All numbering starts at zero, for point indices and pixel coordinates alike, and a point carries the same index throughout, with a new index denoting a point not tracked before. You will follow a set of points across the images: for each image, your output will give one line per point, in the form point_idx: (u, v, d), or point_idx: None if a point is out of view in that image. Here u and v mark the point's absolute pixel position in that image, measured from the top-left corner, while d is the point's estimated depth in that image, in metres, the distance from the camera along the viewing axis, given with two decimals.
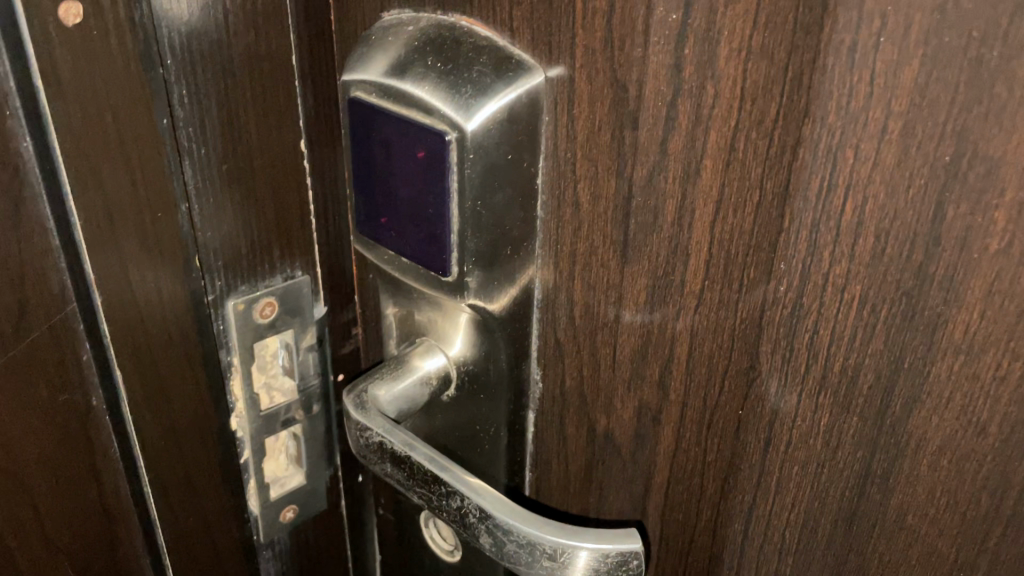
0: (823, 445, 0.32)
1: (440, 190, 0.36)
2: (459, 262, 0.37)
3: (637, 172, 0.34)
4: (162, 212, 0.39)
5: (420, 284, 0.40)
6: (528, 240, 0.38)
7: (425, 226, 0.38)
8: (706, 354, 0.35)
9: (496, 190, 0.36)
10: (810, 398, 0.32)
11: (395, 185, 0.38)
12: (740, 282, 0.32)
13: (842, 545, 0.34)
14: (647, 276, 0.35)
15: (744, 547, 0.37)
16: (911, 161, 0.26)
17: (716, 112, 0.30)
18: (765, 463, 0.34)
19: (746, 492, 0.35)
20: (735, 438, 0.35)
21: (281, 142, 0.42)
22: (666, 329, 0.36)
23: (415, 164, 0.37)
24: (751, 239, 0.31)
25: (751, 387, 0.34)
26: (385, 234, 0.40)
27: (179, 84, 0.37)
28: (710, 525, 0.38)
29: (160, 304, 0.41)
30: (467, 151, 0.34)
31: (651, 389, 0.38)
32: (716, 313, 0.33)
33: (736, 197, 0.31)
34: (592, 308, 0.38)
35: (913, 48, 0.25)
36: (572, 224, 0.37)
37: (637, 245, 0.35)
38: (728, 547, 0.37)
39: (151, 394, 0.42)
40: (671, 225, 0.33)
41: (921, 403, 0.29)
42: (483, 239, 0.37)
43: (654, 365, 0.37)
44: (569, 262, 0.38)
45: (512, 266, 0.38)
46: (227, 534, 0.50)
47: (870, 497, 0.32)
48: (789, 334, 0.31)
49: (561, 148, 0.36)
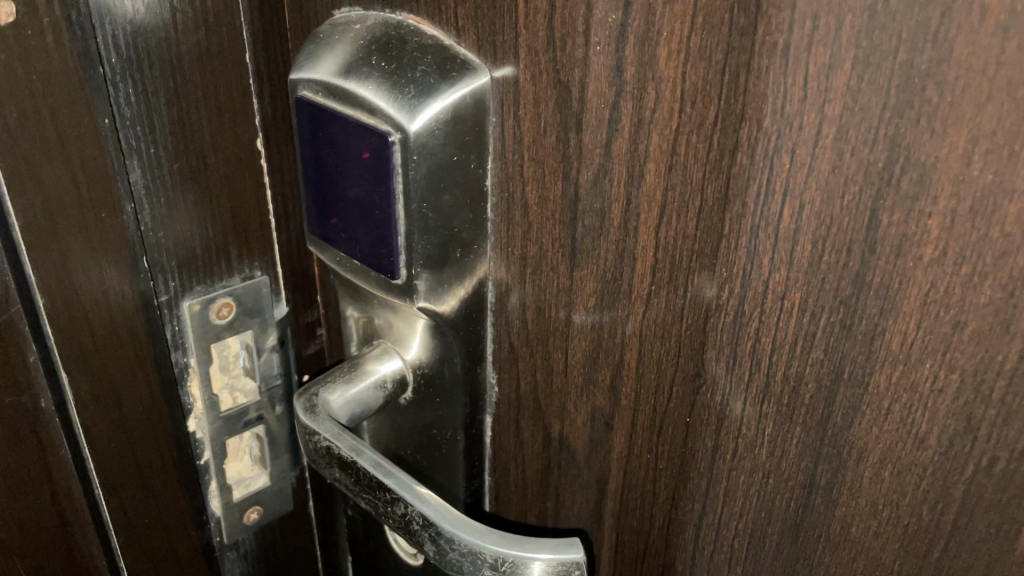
0: (768, 454, 0.32)
1: (387, 191, 0.35)
2: (407, 265, 0.37)
3: (583, 175, 0.33)
4: (107, 212, 0.39)
5: (372, 286, 0.40)
6: (480, 242, 0.38)
7: (374, 228, 0.37)
8: (655, 360, 0.34)
9: (442, 192, 0.35)
10: (755, 407, 0.31)
11: (344, 186, 0.38)
12: (685, 286, 0.31)
13: (789, 556, 0.33)
14: (596, 280, 0.34)
15: (694, 556, 0.36)
16: (847, 167, 0.26)
17: (658, 114, 0.30)
18: (713, 471, 0.34)
19: (695, 502, 0.35)
20: (683, 446, 0.34)
21: (235, 141, 0.42)
22: (616, 334, 0.35)
23: (362, 166, 0.36)
24: (694, 244, 0.30)
25: (699, 393, 0.33)
26: (336, 235, 0.40)
27: (124, 84, 0.37)
28: (662, 532, 0.37)
29: (107, 305, 0.41)
30: (410, 153, 0.34)
31: (603, 395, 0.37)
32: (663, 318, 0.33)
33: (678, 202, 0.30)
34: (543, 312, 0.37)
35: (845, 52, 0.24)
36: (522, 226, 0.36)
37: (585, 248, 0.34)
38: (679, 555, 0.37)
39: (99, 394, 0.43)
40: (617, 228, 0.33)
41: (862, 413, 0.28)
42: (430, 242, 0.36)
43: (605, 370, 0.36)
44: (521, 265, 0.37)
45: (463, 268, 0.38)
46: (187, 536, 0.50)
47: (815, 508, 0.31)
48: (733, 341, 0.31)
49: (509, 150, 0.35)
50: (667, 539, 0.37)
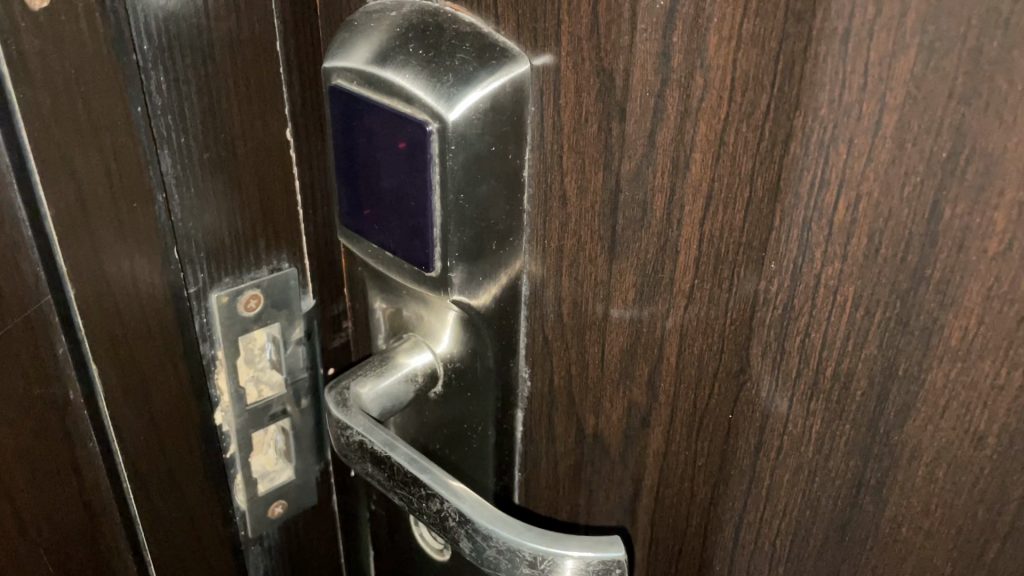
0: (815, 452, 0.31)
1: (422, 181, 0.35)
2: (442, 257, 0.36)
3: (625, 165, 0.32)
4: (139, 202, 0.39)
5: (404, 279, 0.39)
6: (515, 234, 0.37)
7: (408, 219, 0.37)
8: (696, 356, 0.33)
9: (479, 182, 0.35)
10: (802, 404, 0.30)
11: (377, 177, 0.37)
12: (731, 278, 0.30)
13: (833, 558, 0.32)
14: (635, 273, 0.34)
15: (733, 555, 0.35)
16: (907, 158, 0.25)
17: (706, 104, 0.29)
18: (756, 469, 0.33)
19: (737, 500, 0.34)
20: (725, 443, 0.34)
21: (265, 130, 0.41)
22: (655, 328, 0.34)
23: (397, 155, 0.36)
24: (741, 236, 0.30)
25: (742, 390, 0.32)
26: (368, 227, 0.39)
27: (156, 72, 0.37)
28: (699, 530, 0.36)
29: (137, 297, 0.40)
30: (448, 142, 0.33)
31: (640, 390, 0.36)
32: (705, 313, 0.32)
33: (726, 193, 0.29)
34: (580, 306, 0.36)
35: (909, 38, 0.24)
36: (559, 218, 0.35)
37: (625, 240, 0.33)
38: (718, 554, 0.36)
39: (128, 387, 0.42)
40: (660, 220, 0.32)
41: (916, 410, 0.28)
42: (466, 233, 0.35)
43: (643, 365, 0.35)
44: (557, 257, 0.36)
45: (498, 261, 0.37)
46: (213, 530, 0.49)
47: (863, 507, 0.30)
48: (780, 336, 0.30)
49: (547, 139, 0.34)
50: (704, 538, 0.36)
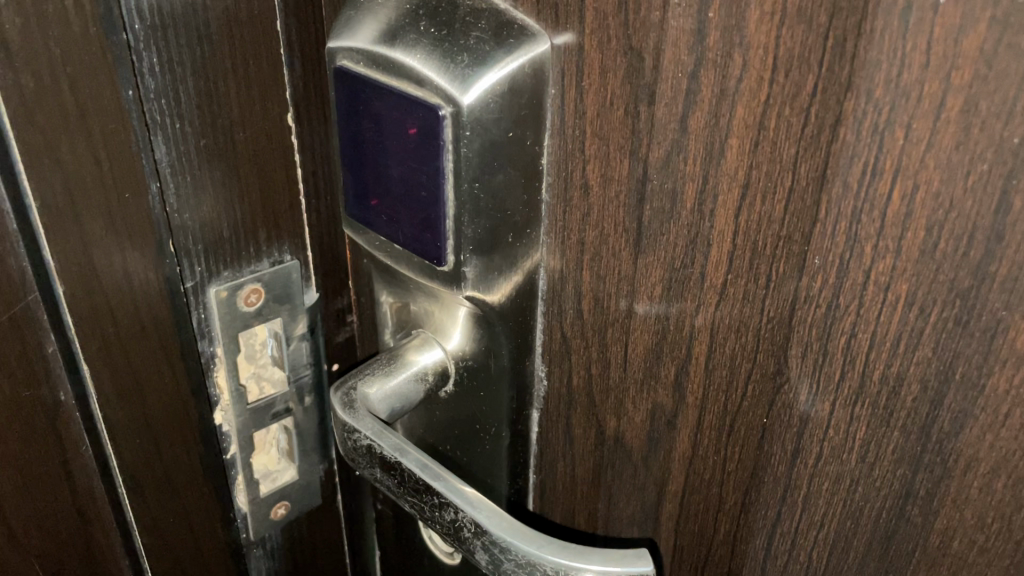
0: (858, 459, 0.29)
1: (435, 171, 0.32)
2: (456, 250, 0.34)
3: (653, 152, 0.30)
4: (132, 192, 0.36)
5: (414, 273, 0.37)
6: (533, 225, 0.35)
7: (419, 210, 0.34)
8: (727, 355, 0.31)
9: (495, 170, 0.32)
10: (845, 409, 0.28)
11: (385, 164, 0.35)
12: (769, 276, 0.28)
13: (875, 571, 0.30)
14: (662, 268, 0.31)
15: (765, 567, 0.33)
16: (973, 144, 0.23)
17: (745, 85, 0.26)
18: (792, 476, 0.31)
19: (768, 509, 0.32)
20: (758, 449, 0.31)
21: (265, 116, 0.39)
22: (683, 326, 0.32)
23: (407, 142, 0.33)
24: (781, 228, 0.27)
25: (778, 393, 0.30)
26: (376, 218, 0.37)
27: (148, 52, 0.34)
28: (727, 538, 0.34)
29: (131, 293, 0.38)
30: (462, 128, 0.31)
31: (665, 391, 0.34)
32: (739, 311, 0.30)
33: (766, 181, 0.27)
34: (602, 302, 0.34)
35: (980, 12, 0.21)
36: (581, 208, 0.33)
37: (651, 233, 0.31)
38: (747, 565, 0.34)
39: (122, 387, 0.40)
40: (690, 212, 0.30)
41: (974, 418, 0.25)
42: (481, 225, 0.33)
43: (670, 365, 0.33)
44: (578, 251, 0.34)
45: (514, 254, 0.35)
46: (212, 532, 0.47)
47: (911, 519, 0.28)
48: (822, 336, 0.28)
49: (568, 124, 0.32)
50: (733, 547, 0.34)
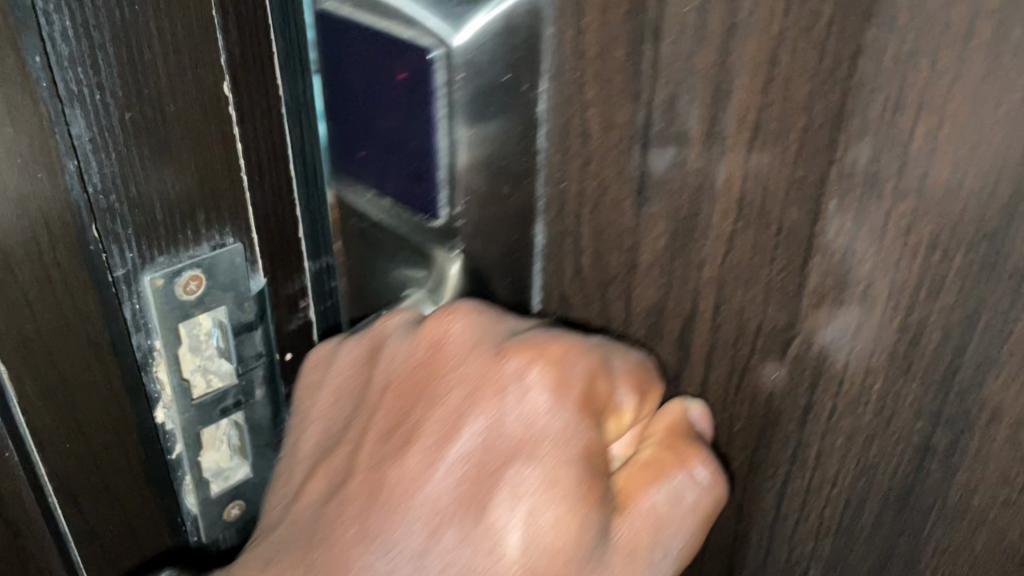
0: (875, 412, 0.27)
1: (428, 121, 0.32)
2: (450, 203, 0.33)
3: (659, 95, 0.27)
4: (44, 173, 0.34)
5: (408, 229, 0.36)
6: (530, 176, 0.33)
7: (412, 162, 0.34)
8: (735, 309, 0.29)
9: (488, 118, 0.31)
10: (861, 359, 0.27)
11: (376, 115, 0.34)
12: (781, 219, 0.26)
13: (891, 530, 0.28)
14: (667, 219, 0.29)
15: (776, 526, 0.32)
16: (1003, 73, 0.21)
17: (757, 18, 0.24)
18: (804, 432, 0.29)
19: (778, 467, 0.31)
20: (768, 405, 0.30)
21: (197, 84, 0.35)
22: (687, 281, 0.30)
23: (399, 90, 0.32)
24: (793, 171, 0.25)
25: (791, 347, 0.28)
26: (367, 171, 0.36)
27: (59, 16, 0.31)
28: (736, 499, 0.33)
29: (50, 284, 0.36)
30: (455, 72, 0.30)
31: (670, 350, 0.32)
32: (748, 260, 0.28)
33: (778, 121, 0.25)
34: (603, 259, 0.32)
35: None
36: (580, 157, 0.31)
37: (657, 181, 0.29)
38: (757, 525, 0.33)
39: (47, 385, 0.38)
40: (698, 155, 0.27)
41: (1000, 368, 0.24)
42: (474, 175, 0.32)
43: (674, 323, 0.31)
44: (578, 202, 0.32)
45: (508, 205, 0.33)
46: (157, 538, 0.44)
47: (929, 475, 0.27)
48: (839, 283, 0.26)
49: (567, 66, 0.30)
50: (742, 508, 0.33)
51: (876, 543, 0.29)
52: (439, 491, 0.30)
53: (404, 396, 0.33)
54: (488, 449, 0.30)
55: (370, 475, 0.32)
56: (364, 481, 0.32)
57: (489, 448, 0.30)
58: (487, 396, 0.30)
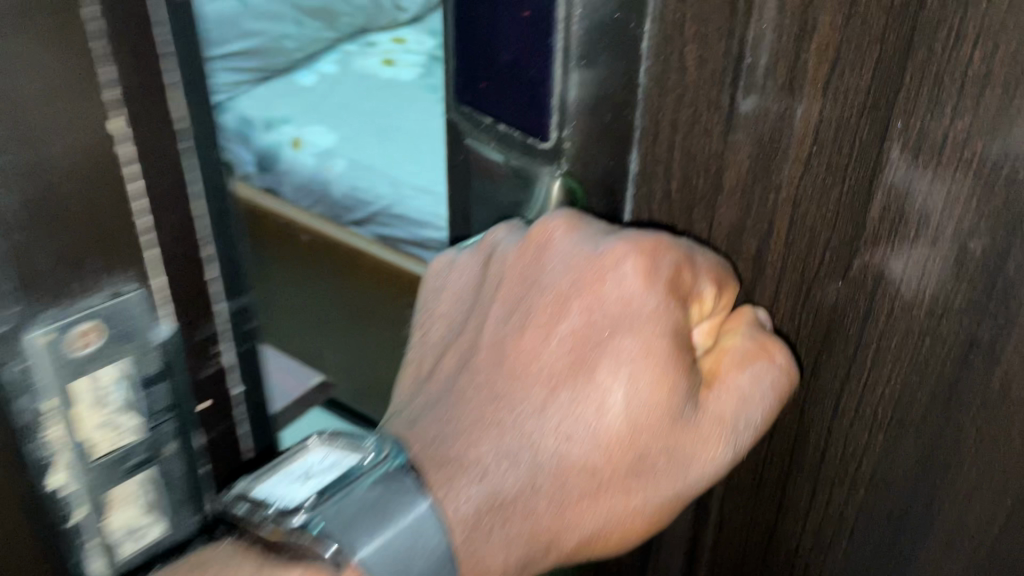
0: (927, 313, 0.31)
1: (541, 63, 0.31)
2: (560, 127, 0.32)
3: (752, 31, 0.30)
4: None
5: (514, 157, 0.34)
6: (630, 110, 0.32)
7: (525, 91, 0.32)
8: (809, 224, 0.32)
9: (600, 51, 0.30)
10: (921, 264, 0.30)
11: (492, 40, 0.32)
12: (856, 140, 0.30)
13: (937, 420, 0.32)
14: (751, 145, 0.32)
15: (832, 423, 0.36)
16: None
17: None
18: (863, 333, 0.33)
19: (838, 367, 0.35)
20: (833, 309, 0.34)
21: None
22: (768, 200, 0.33)
23: (520, 17, 0.31)
24: (867, 98, 0.29)
25: (859, 255, 0.32)
26: (475, 99, 0.34)
27: None
28: (798, 399, 0.37)
29: None
30: (574, 7, 0.29)
31: (745, 265, 0.35)
32: (822, 178, 0.31)
33: (855, 51, 0.28)
34: (689, 185, 0.34)
35: None
36: (673, 91, 0.32)
37: (747, 109, 0.31)
38: (816, 423, 0.37)
39: None
40: (783, 86, 0.30)
41: None
42: (586, 106, 0.31)
43: (753, 240, 0.34)
44: (671, 134, 0.33)
45: (611, 138, 0.33)
46: None
47: (974, 368, 0.30)
48: (903, 195, 0.30)
49: (670, 8, 0.30)
50: (802, 407, 0.37)
51: (925, 434, 0.33)
52: (548, 365, 0.32)
53: (506, 288, 0.35)
54: (592, 325, 0.32)
55: (488, 354, 0.35)
56: (480, 360, 0.35)
57: (591, 327, 0.32)
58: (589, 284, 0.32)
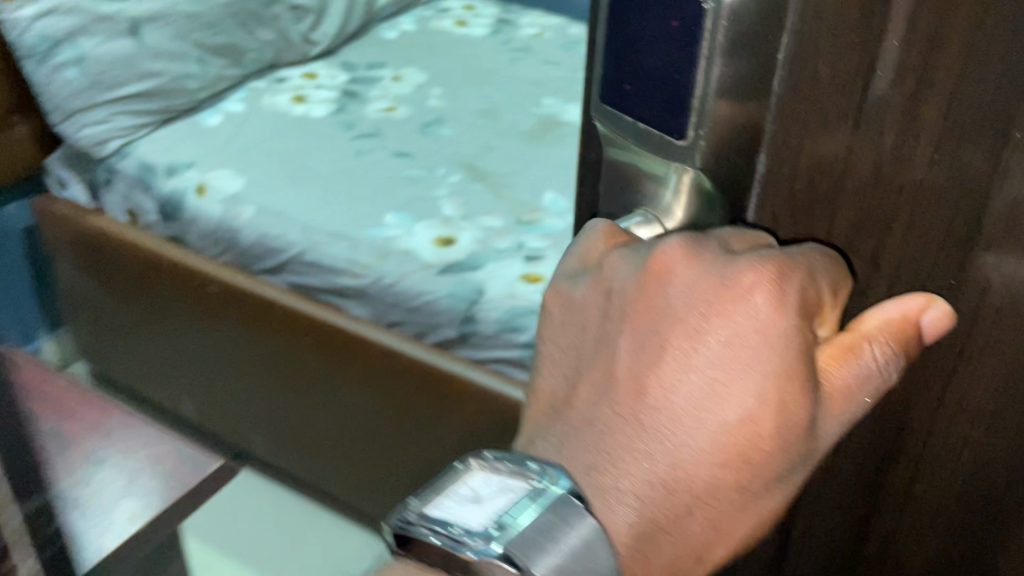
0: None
1: (689, 61, 0.38)
2: (695, 126, 0.39)
3: (873, 43, 0.36)
4: None
5: (653, 154, 0.42)
6: (756, 110, 0.38)
7: (666, 90, 0.39)
8: (927, 221, 0.40)
9: (739, 54, 0.36)
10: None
11: (640, 50, 0.40)
12: (991, 144, 0.37)
13: None
14: (880, 144, 0.38)
15: (981, 385, 0.44)
16: None
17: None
18: (982, 301, 0.41)
19: (966, 350, 0.43)
20: (959, 289, 0.41)
21: None
22: (894, 193, 0.39)
23: (671, 27, 0.38)
24: (992, 106, 0.36)
25: (982, 239, 0.39)
26: (626, 100, 0.42)
27: None
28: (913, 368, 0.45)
29: None
30: (722, 16, 0.35)
31: (862, 249, 0.42)
32: (952, 166, 0.38)
33: (991, 75, 0.35)
34: (801, 194, 0.40)
35: None
36: (806, 91, 0.37)
37: (877, 102, 0.37)
38: (947, 386, 0.45)
39: None
40: (910, 102, 0.37)
41: None
42: (730, 101, 0.38)
43: (866, 233, 0.41)
44: (788, 147, 0.39)
45: (763, 114, 0.38)
46: None
47: None
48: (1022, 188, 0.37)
49: (805, 11, 0.35)
50: (922, 372, 0.45)
51: None
52: (685, 396, 0.44)
53: (688, 308, 0.44)
54: (750, 332, 0.42)
55: (601, 373, 0.48)
56: (600, 386, 0.48)
57: (723, 345, 0.42)
58: (722, 299, 0.42)
